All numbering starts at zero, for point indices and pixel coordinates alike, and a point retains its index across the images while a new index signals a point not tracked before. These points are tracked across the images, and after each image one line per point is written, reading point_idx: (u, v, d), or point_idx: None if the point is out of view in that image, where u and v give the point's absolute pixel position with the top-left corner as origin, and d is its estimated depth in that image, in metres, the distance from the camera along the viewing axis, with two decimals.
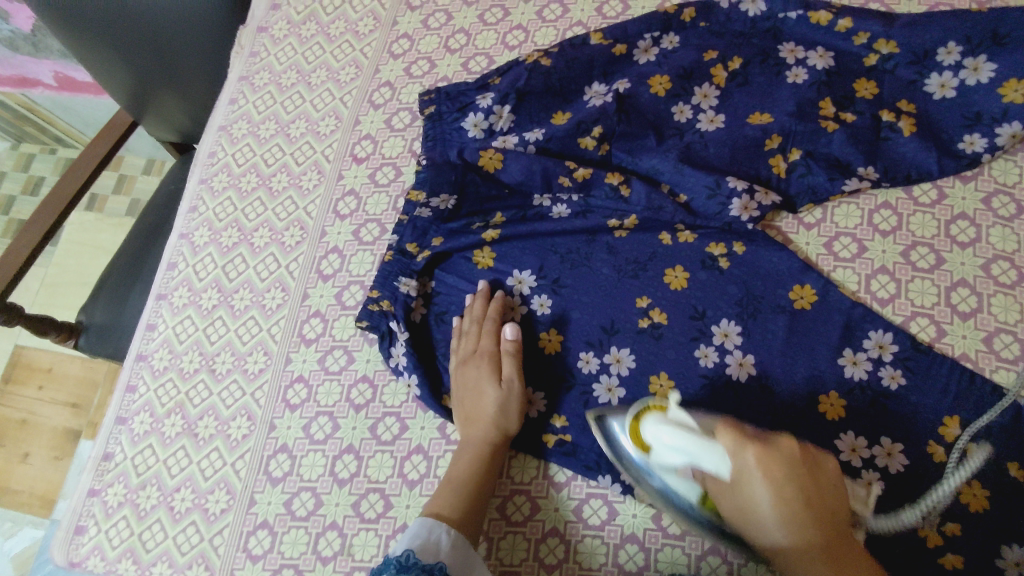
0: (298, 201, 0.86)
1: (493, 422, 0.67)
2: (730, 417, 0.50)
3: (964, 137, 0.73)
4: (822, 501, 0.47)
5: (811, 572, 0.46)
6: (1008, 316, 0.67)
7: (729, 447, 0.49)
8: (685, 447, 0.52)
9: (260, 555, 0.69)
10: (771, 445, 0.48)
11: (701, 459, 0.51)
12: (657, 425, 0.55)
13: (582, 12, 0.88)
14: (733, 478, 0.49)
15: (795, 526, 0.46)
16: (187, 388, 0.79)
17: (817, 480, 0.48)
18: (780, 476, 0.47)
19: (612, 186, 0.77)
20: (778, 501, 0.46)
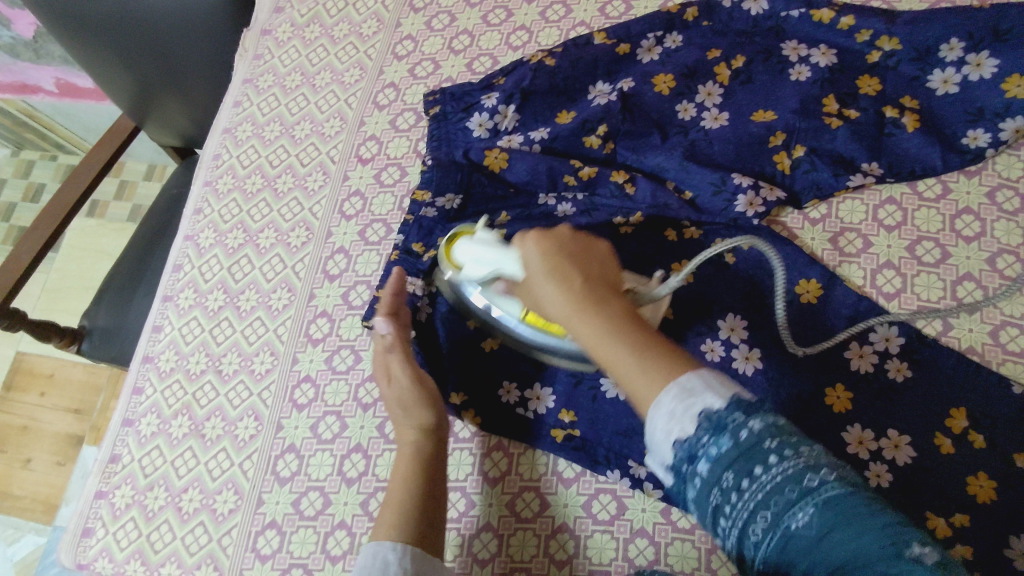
0: (303, 202, 0.86)
1: (413, 420, 0.67)
2: (541, 261, 0.54)
3: (967, 132, 0.73)
4: (593, 274, 0.53)
5: (599, 323, 0.49)
6: (1013, 309, 0.68)
7: (519, 245, 0.57)
8: (486, 262, 0.63)
9: (269, 555, 0.69)
10: (546, 238, 0.55)
11: (503, 267, 0.61)
12: (466, 250, 0.65)
13: (585, 12, 0.89)
14: (530, 290, 0.56)
15: (573, 287, 0.51)
16: (193, 390, 0.78)
17: (590, 262, 0.54)
18: (553, 250, 0.54)
19: (617, 185, 0.77)
20: (549, 265, 0.53)
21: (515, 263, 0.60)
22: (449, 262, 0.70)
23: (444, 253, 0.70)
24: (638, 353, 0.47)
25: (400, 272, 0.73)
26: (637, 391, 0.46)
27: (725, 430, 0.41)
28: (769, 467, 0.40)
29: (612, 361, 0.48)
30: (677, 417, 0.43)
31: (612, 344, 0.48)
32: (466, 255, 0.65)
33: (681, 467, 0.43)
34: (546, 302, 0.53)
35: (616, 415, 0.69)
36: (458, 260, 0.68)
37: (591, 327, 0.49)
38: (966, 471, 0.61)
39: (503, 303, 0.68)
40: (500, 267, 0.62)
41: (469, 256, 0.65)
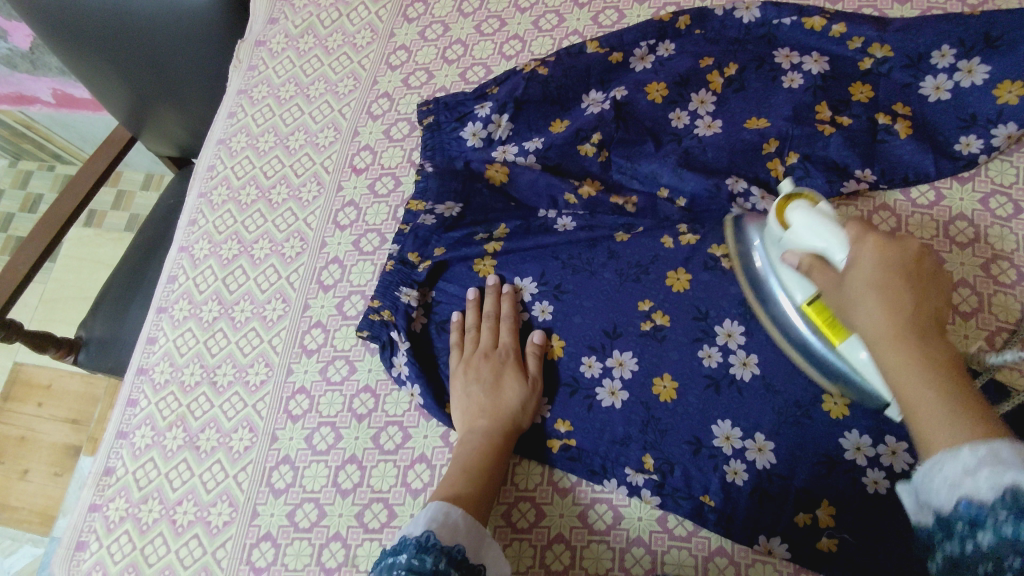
0: (297, 213, 0.86)
1: (519, 414, 0.68)
2: (878, 262, 0.49)
3: (960, 138, 0.74)
4: (928, 306, 0.48)
5: (924, 352, 0.45)
6: (1008, 315, 0.68)
7: (853, 241, 0.53)
8: (816, 232, 0.56)
9: (264, 568, 0.69)
10: (893, 240, 0.51)
11: (829, 248, 0.55)
12: (801, 220, 0.57)
13: (578, 21, 0.89)
14: (842, 290, 0.52)
15: (896, 286, 0.48)
16: (188, 402, 0.78)
17: (929, 297, 0.49)
18: (894, 260, 0.50)
19: (616, 202, 0.77)
20: (880, 264, 0.50)
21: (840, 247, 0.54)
22: (777, 218, 0.61)
23: (776, 209, 0.61)
24: (943, 391, 0.42)
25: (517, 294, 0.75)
26: (930, 431, 0.41)
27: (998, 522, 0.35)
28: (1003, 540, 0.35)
29: (906, 387, 0.44)
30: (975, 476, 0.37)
31: (915, 367, 0.44)
32: (796, 217, 0.58)
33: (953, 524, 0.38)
34: (859, 321, 0.49)
35: (610, 423, 0.68)
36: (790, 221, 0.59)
37: (897, 347, 0.46)
38: None
39: (790, 280, 0.61)
40: (825, 249, 0.55)
41: (800, 221, 0.57)
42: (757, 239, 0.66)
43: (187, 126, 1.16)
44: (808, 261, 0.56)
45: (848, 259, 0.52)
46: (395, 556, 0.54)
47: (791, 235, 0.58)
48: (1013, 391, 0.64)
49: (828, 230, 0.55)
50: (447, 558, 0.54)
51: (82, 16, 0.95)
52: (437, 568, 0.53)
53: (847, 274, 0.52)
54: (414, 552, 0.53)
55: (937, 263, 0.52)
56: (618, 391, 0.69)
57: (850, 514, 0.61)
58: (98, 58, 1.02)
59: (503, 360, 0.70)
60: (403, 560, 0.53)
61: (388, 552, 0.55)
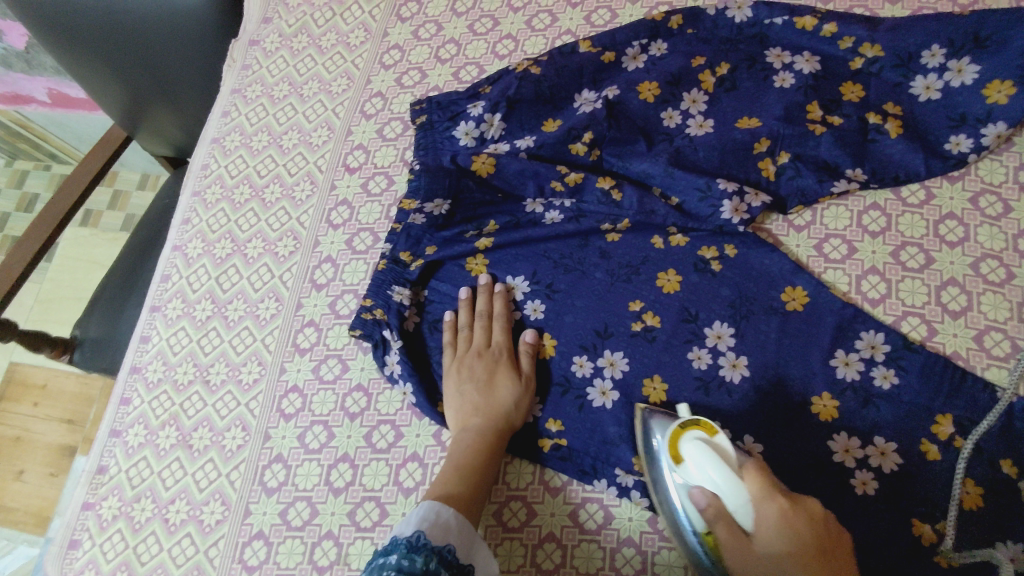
0: (291, 212, 0.86)
1: (512, 412, 0.68)
2: (781, 537, 0.50)
3: (950, 138, 0.74)
4: (817, 533, 0.50)
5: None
6: (997, 313, 0.68)
7: (756, 500, 0.52)
8: (717, 473, 0.54)
9: (256, 566, 0.69)
10: (795, 505, 0.51)
11: (728, 497, 0.53)
12: (696, 453, 0.56)
13: (571, 21, 0.89)
14: (745, 558, 0.51)
15: (802, 532, 0.50)
16: (181, 400, 0.78)
17: (833, 553, 0.50)
18: (798, 545, 0.49)
19: (604, 190, 0.77)
20: (793, 553, 0.49)
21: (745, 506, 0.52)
22: (669, 447, 0.59)
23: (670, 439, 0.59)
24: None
25: (511, 293, 0.75)
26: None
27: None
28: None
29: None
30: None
31: None
32: (693, 454, 0.56)
33: None
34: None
35: (602, 423, 0.68)
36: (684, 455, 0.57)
37: None
38: (952, 478, 0.61)
39: (688, 506, 0.57)
40: (723, 493, 0.53)
41: (692, 457, 0.56)
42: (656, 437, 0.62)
43: (181, 124, 1.16)
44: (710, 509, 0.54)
45: (753, 514, 0.52)
46: (386, 556, 0.53)
47: (689, 471, 0.56)
48: (1002, 390, 0.64)
49: (729, 478, 0.53)
50: (438, 559, 0.54)
51: (74, 15, 0.96)
52: (428, 568, 0.53)
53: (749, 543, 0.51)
54: (404, 552, 0.53)
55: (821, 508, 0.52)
56: (608, 391, 0.69)
57: (838, 515, 0.62)
58: (91, 58, 1.02)
59: (496, 358, 0.71)
60: (393, 559, 0.52)
61: (378, 553, 0.55)
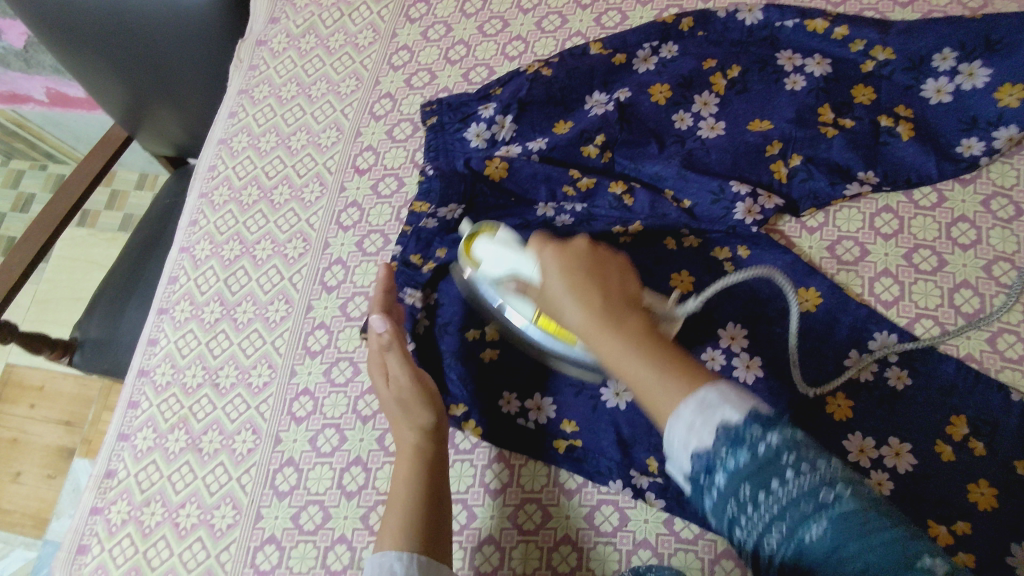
0: (300, 214, 0.86)
1: (410, 421, 0.66)
2: (560, 271, 0.55)
3: (962, 141, 0.74)
4: (616, 288, 0.54)
5: (620, 335, 0.50)
6: (1010, 315, 0.68)
7: (537, 253, 0.60)
8: (503, 260, 0.64)
9: (268, 571, 0.68)
10: (566, 246, 0.57)
11: (520, 268, 0.62)
12: (485, 248, 0.66)
13: (581, 22, 0.89)
14: (548, 298, 0.57)
15: (592, 298, 0.53)
16: (190, 403, 0.78)
17: (610, 280, 0.55)
18: (570, 261, 0.56)
19: (616, 195, 0.77)
20: (568, 283, 0.54)
21: (534, 266, 0.60)
22: (466, 257, 0.70)
23: (464, 249, 0.70)
24: (661, 368, 0.47)
25: (388, 268, 0.73)
26: (659, 406, 0.46)
27: (744, 443, 0.41)
28: (787, 482, 0.40)
29: (637, 381, 0.48)
30: (697, 430, 0.43)
31: (617, 348, 0.49)
32: (486, 251, 0.66)
33: (699, 480, 0.44)
34: (568, 316, 0.54)
35: (617, 423, 0.68)
36: (478, 257, 0.68)
37: (611, 342, 0.50)
38: (967, 478, 0.61)
39: (519, 306, 0.67)
40: (516, 268, 0.63)
41: (489, 254, 0.66)
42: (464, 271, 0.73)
43: (181, 125, 1.15)
44: (518, 285, 0.63)
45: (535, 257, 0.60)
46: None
47: (484, 269, 0.67)
48: (1017, 392, 0.64)
49: (519, 255, 0.62)
50: None
51: (75, 11, 0.94)
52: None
53: (545, 292, 0.58)
54: None
55: (614, 253, 0.58)
56: (622, 393, 0.69)
57: None
58: (91, 55, 1.01)
59: (379, 369, 0.69)
60: None
61: None
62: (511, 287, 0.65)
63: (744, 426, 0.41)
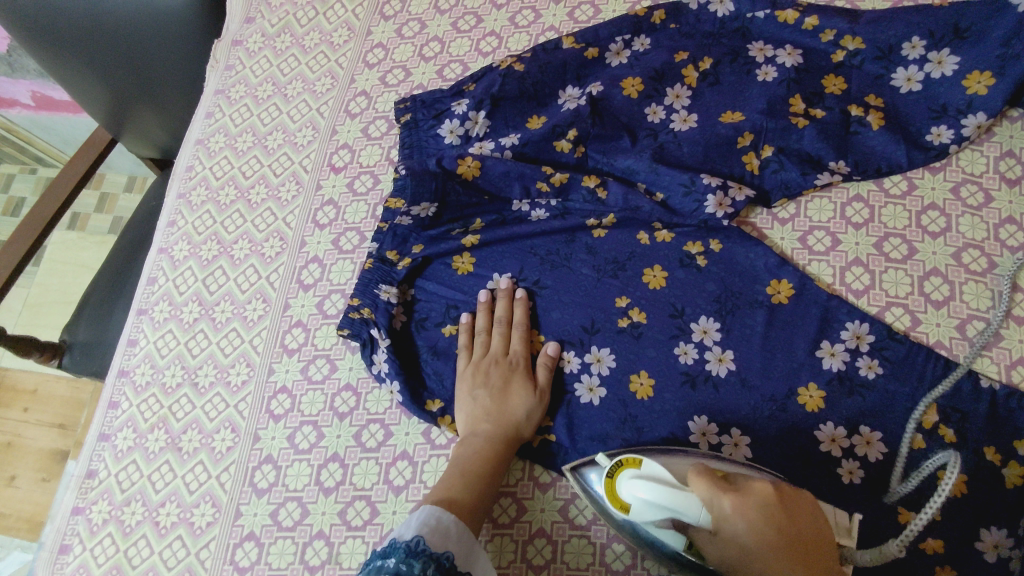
0: (277, 212, 0.86)
1: (509, 416, 0.67)
2: (755, 537, 0.47)
3: (931, 129, 0.74)
4: (799, 537, 0.48)
5: (811, 570, 0.47)
6: (979, 303, 0.68)
7: (709, 501, 0.49)
8: (662, 498, 0.51)
9: (248, 567, 0.69)
10: (747, 491, 0.49)
11: (682, 512, 0.50)
12: (642, 497, 0.52)
13: (554, 17, 0.89)
14: (727, 553, 0.49)
15: (769, 537, 0.47)
16: (169, 403, 0.78)
17: (801, 524, 0.49)
18: (761, 521, 0.47)
19: (589, 189, 0.78)
20: (771, 547, 0.47)
21: (702, 516, 0.49)
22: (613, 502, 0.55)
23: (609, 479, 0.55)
24: None
25: (511, 284, 0.75)
26: None
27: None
28: None
29: None
30: None
31: None
32: (637, 497, 0.53)
33: None
34: (733, 545, 0.48)
35: (589, 419, 0.69)
36: (627, 500, 0.54)
37: None
38: (936, 465, 0.62)
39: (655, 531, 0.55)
40: (677, 512, 0.50)
41: (639, 495, 0.52)
42: (593, 474, 0.60)
43: (162, 128, 1.15)
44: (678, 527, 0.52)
45: (713, 519, 0.49)
46: (383, 559, 0.52)
47: (635, 514, 0.53)
48: (984, 378, 0.64)
49: (674, 497, 0.50)
50: (436, 565, 0.53)
51: (54, 16, 0.94)
52: (425, 575, 0.51)
53: (718, 528, 0.49)
54: (402, 556, 0.52)
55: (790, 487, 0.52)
56: (595, 388, 0.69)
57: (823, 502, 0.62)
58: (71, 60, 1.01)
59: (520, 363, 0.71)
60: (392, 564, 0.51)
61: (376, 555, 0.53)
62: (665, 524, 0.53)
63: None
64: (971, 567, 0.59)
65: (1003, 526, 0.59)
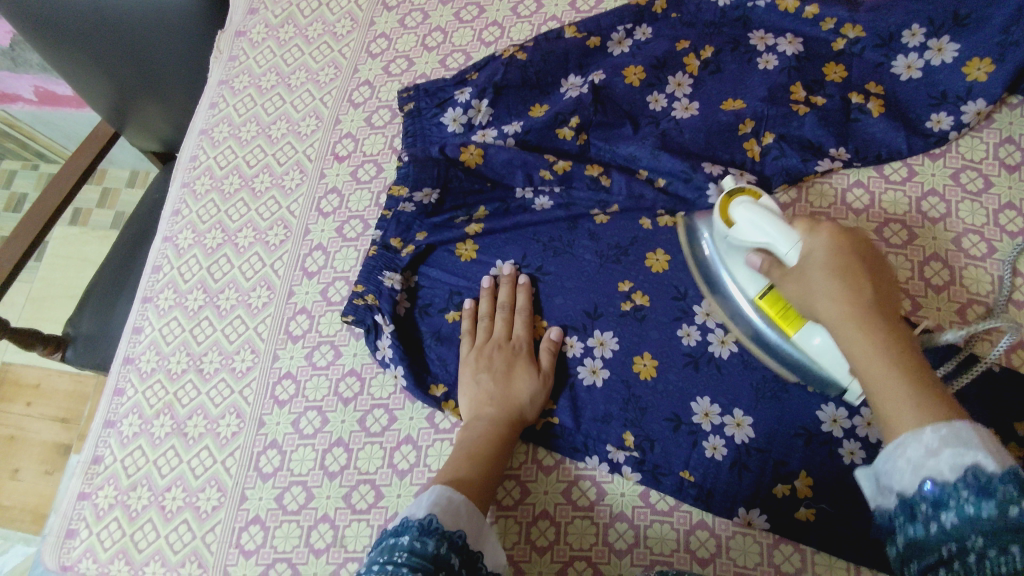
0: (281, 201, 0.87)
1: (513, 400, 0.68)
2: (829, 256, 0.52)
3: (931, 116, 0.75)
4: (887, 310, 0.49)
5: (880, 344, 0.47)
6: (979, 287, 0.69)
7: (806, 234, 0.54)
8: (764, 229, 0.56)
9: (253, 550, 0.69)
10: (845, 236, 0.53)
11: (776, 244, 0.56)
12: (746, 216, 0.58)
13: (556, 7, 0.90)
14: (800, 283, 0.53)
15: (857, 310, 0.49)
16: (175, 389, 0.79)
17: (878, 298, 0.50)
18: (836, 256, 0.52)
19: (592, 177, 0.78)
20: (842, 302, 0.50)
21: (792, 247, 0.54)
22: (721, 216, 0.62)
23: (721, 205, 0.61)
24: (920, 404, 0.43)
25: (513, 271, 0.75)
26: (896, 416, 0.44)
27: (994, 495, 0.37)
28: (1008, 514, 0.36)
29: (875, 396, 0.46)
30: (938, 457, 0.40)
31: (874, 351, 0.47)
32: (745, 214, 0.58)
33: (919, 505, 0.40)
34: (818, 306, 0.51)
35: (592, 401, 0.69)
36: (735, 218, 0.59)
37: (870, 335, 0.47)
38: None
39: (740, 275, 0.62)
40: (772, 243, 0.56)
41: (747, 218, 0.57)
42: (706, 234, 0.65)
43: (165, 121, 1.16)
44: (767, 262, 0.57)
45: (802, 252, 0.54)
46: (396, 537, 0.52)
47: (738, 230, 0.59)
48: (984, 361, 0.65)
49: (779, 229, 0.55)
50: (449, 544, 0.53)
51: (57, 9, 0.95)
52: (438, 553, 0.51)
53: (801, 266, 0.54)
54: (416, 534, 0.52)
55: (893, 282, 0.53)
56: (598, 370, 0.70)
57: (824, 482, 0.62)
58: (73, 53, 1.02)
59: (523, 348, 0.71)
60: (405, 542, 0.51)
61: (388, 533, 0.54)
62: (754, 260, 0.59)
63: (998, 478, 0.37)
64: None
65: None
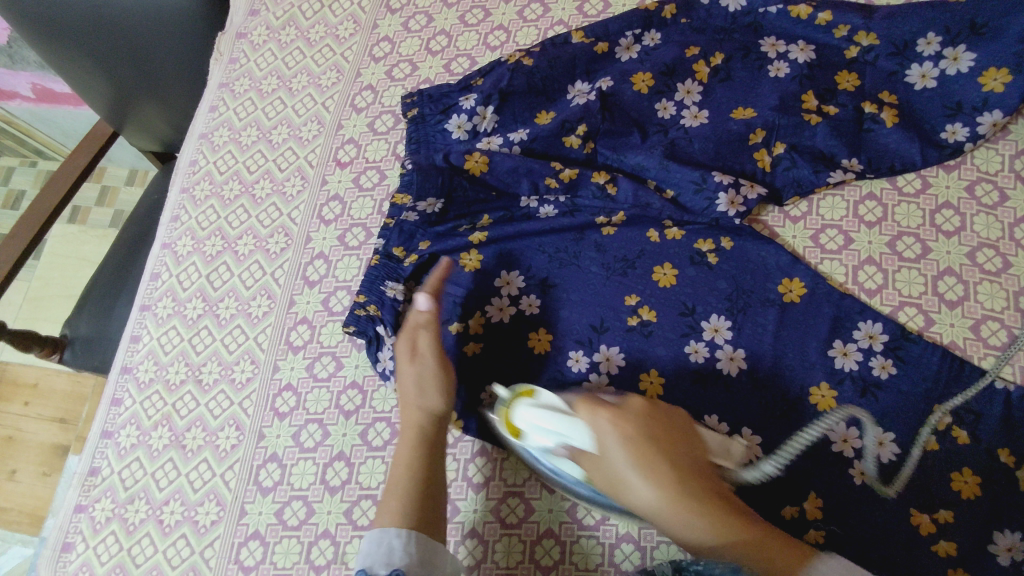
0: (282, 208, 0.85)
1: (420, 399, 0.64)
2: (627, 456, 0.51)
3: (946, 126, 0.73)
4: (680, 460, 0.52)
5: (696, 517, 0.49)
6: (993, 303, 0.67)
7: (591, 423, 0.54)
8: (557, 429, 0.57)
9: (253, 566, 0.68)
10: (625, 411, 0.54)
11: (573, 436, 0.55)
12: (534, 414, 0.59)
13: (563, 11, 0.88)
14: (608, 474, 0.53)
15: (646, 455, 0.51)
16: (173, 401, 0.77)
17: (679, 449, 0.53)
18: (636, 433, 0.52)
19: (599, 185, 0.77)
20: (636, 449, 0.51)
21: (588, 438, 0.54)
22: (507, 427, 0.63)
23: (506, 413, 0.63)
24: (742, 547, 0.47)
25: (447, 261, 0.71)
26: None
27: None
28: None
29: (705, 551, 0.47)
30: None
31: (668, 487, 0.49)
32: (529, 418, 0.60)
33: None
34: (632, 496, 0.51)
35: None
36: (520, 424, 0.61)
37: (686, 512, 0.49)
38: (950, 467, 0.61)
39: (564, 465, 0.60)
40: (568, 436, 0.56)
41: (534, 422, 0.59)
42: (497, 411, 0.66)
43: (164, 123, 1.14)
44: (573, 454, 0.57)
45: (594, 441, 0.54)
46: None
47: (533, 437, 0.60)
48: (999, 379, 0.63)
49: (567, 419, 0.56)
50: None
51: (58, 11, 0.93)
52: None
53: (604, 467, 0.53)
54: None
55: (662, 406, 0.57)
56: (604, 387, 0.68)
57: (836, 504, 0.61)
58: (74, 55, 1.00)
59: (428, 331, 0.67)
60: None
61: None
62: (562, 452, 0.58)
63: None
64: (984, 568, 0.58)
65: (1018, 529, 0.58)
